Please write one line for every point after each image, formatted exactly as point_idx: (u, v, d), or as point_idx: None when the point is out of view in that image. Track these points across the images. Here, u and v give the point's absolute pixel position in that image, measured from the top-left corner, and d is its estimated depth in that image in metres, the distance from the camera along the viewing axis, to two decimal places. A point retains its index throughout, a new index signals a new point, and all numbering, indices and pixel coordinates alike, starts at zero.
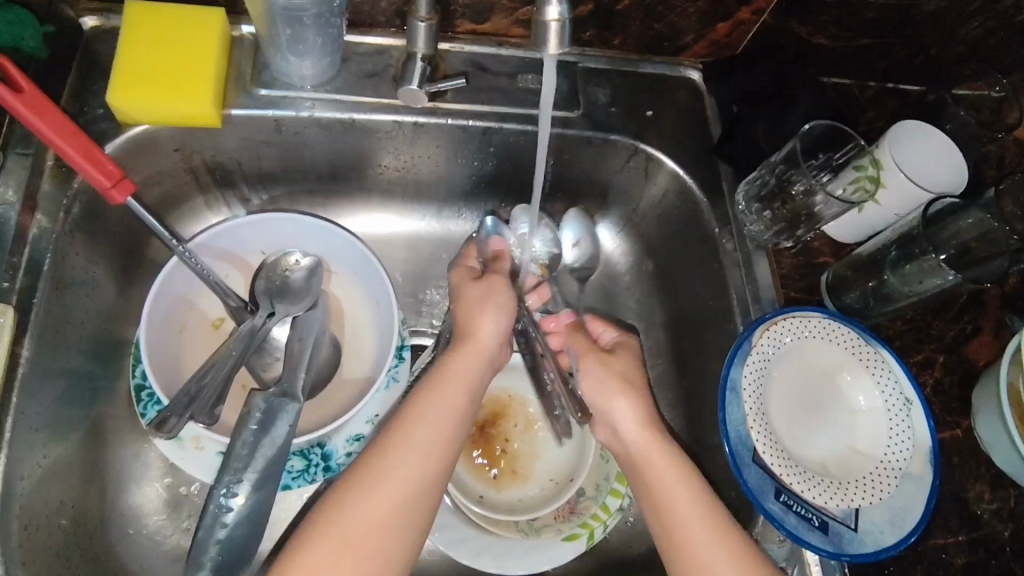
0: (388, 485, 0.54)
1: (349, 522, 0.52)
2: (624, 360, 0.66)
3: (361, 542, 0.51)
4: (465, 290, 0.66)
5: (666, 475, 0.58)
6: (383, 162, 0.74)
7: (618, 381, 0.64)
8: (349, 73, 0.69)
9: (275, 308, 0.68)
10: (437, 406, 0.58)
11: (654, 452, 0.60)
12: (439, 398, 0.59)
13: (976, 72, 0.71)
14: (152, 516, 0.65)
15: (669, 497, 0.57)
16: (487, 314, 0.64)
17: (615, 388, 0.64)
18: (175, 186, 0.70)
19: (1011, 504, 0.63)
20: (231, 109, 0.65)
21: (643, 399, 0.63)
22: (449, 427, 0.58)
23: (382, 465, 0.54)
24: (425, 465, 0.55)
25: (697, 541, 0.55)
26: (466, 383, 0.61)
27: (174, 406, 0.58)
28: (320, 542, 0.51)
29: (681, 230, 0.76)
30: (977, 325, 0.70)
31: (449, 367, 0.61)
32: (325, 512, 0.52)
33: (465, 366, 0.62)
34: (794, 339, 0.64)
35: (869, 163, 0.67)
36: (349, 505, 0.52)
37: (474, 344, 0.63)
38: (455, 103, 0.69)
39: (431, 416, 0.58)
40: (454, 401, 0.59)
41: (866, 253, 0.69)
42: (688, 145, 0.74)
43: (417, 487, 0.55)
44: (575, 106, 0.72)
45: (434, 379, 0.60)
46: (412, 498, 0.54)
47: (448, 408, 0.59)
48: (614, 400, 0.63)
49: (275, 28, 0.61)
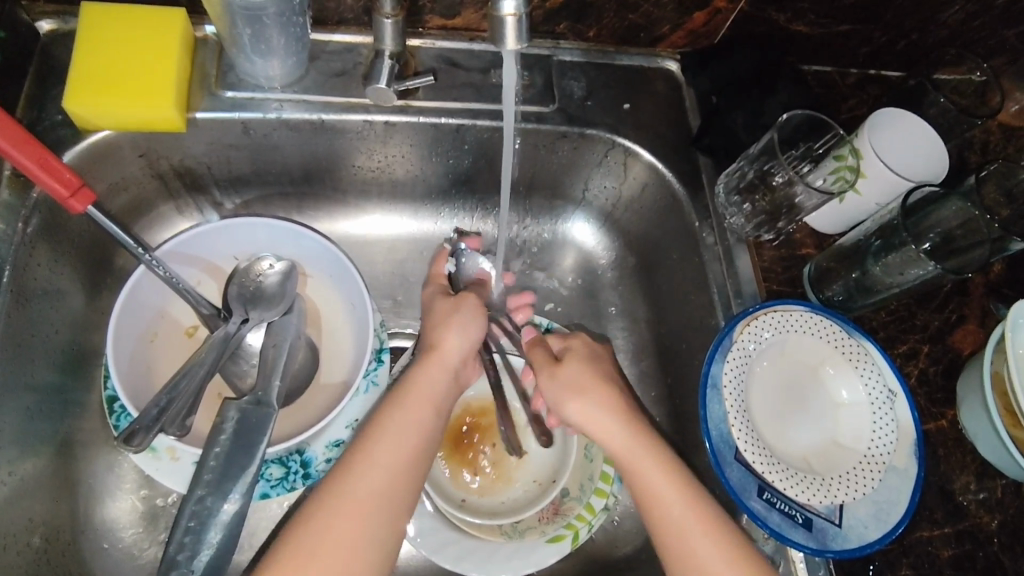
0: (361, 495, 0.52)
1: (326, 534, 0.50)
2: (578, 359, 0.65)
3: (336, 555, 0.50)
4: (434, 306, 0.66)
5: (654, 479, 0.57)
6: (357, 163, 0.73)
7: (572, 384, 0.63)
8: (317, 71, 0.67)
9: (249, 314, 0.66)
10: (408, 416, 0.58)
11: (636, 452, 0.59)
12: (408, 408, 0.58)
13: (956, 57, 0.70)
14: (127, 530, 0.64)
15: (660, 502, 0.56)
16: (455, 325, 0.64)
17: (567, 392, 0.62)
18: (142, 192, 0.68)
19: (998, 494, 0.62)
20: (196, 111, 0.63)
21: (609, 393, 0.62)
22: (419, 437, 0.57)
23: (355, 474, 0.53)
24: (397, 475, 0.54)
25: (676, 519, 0.54)
26: (435, 393, 0.60)
27: (142, 419, 0.56)
28: (295, 556, 0.49)
29: (661, 224, 0.74)
30: (961, 314, 0.69)
31: (418, 378, 0.60)
32: (299, 526, 0.51)
33: (433, 374, 0.61)
34: (774, 334, 0.63)
35: (848, 152, 0.65)
36: (325, 517, 0.51)
37: (440, 356, 0.62)
38: (425, 100, 0.68)
39: (401, 426, 0.57)
40: (424, 411, 0.59)
41: (849, 243, 0.67)
42: (667, 138, 0.73)
43: (388, 498, 0.53)
44: (550, 101, 0.71)
45: (402, 390, 0.59)
46: (386, 510, 0.53)
47: (418, 418, 0.58)
48: (568, 405, 0.62)
49: (236, 27, 0.59)
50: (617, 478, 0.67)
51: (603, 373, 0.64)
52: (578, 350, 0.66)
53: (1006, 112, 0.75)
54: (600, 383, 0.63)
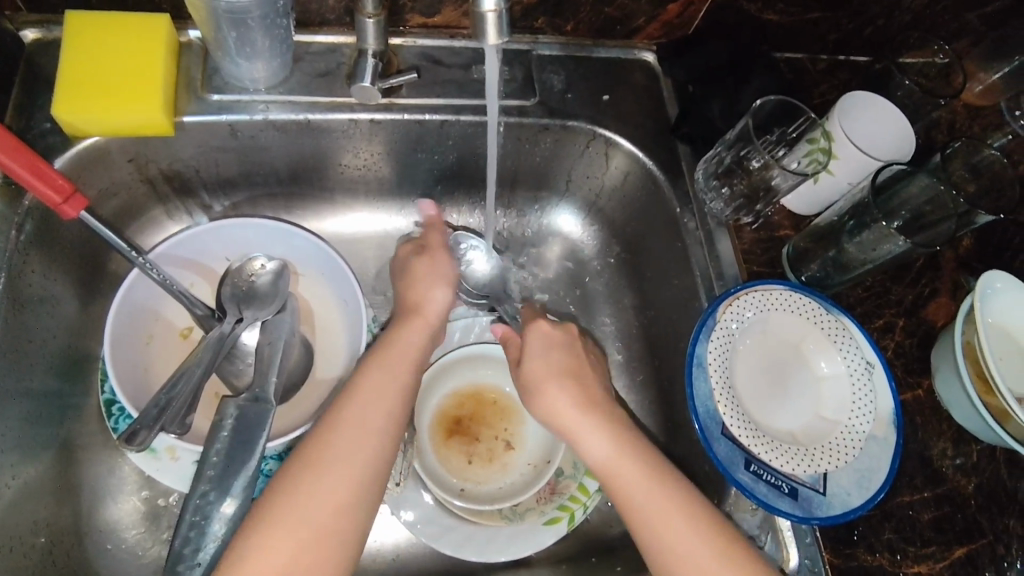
0: (352, 453, 0.53)
1: (311, 494, 0.51)
2: (542, 346, 0.65)
3: (325, 514, 0.50)
4: (410, 265, 0.70)
5: (630, 486, 0.55)
6: (344, 162, 0.74)
7: (539, 377, 0.63)
8: (301, 73, 0.68)
9: (244, 314, 0.67)
10: (392, 375, 0.59)
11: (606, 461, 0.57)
12: (392, 368, 0.60)
13: (920, 40, 0.74)
14: (130, 530, 0.64)
15: (643, 503, 0.54)
16: (438, 285, 0.69)
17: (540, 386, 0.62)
18: (131, 197, 0.69)
19: (973, 458, 0.65)
20: (182, 116, 0.64)
21: (581, 390, 0.62)
22: (402, 397, 0.59)
23: (346, 431, 0.54)
24: (382, 435, 0.55)
25: (663, 525, 0.53)
26: (413, 355, 0.62)
27: (143, 419, 0.56)
28: (291, 514, 0.50)
29: (644, 210, 0.76)
30: (934, 288, 0.72)
31: (398, 338, 0.63)
32: (285, 488, 0.51)
33: (413, 334, 0.64)
34: (756, 313, 0.66)
35: (821, 135, 0.68)
36: (312, 476, 0.52)
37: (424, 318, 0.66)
38: (409, 98, 0.69)
39: (382, 386, 0.58)
40: (407, 372, 0.60)
41: (823, 223, 0.70)
42: (646, 127, 0.75)
43: (375, 454, 0.54)
44: (531, 95, 0.73)
45: (382, 350, 0.61)
46: (371, 469, 0.54)
47: (401, 378, 0.60)
48: (545, 393, 0.62)
49: (221, 31, 0.60)
50: None
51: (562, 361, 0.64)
52: (545, 331, 0.65)
53: (970, 93, 0.78)
54: (574, 386, 0.62)
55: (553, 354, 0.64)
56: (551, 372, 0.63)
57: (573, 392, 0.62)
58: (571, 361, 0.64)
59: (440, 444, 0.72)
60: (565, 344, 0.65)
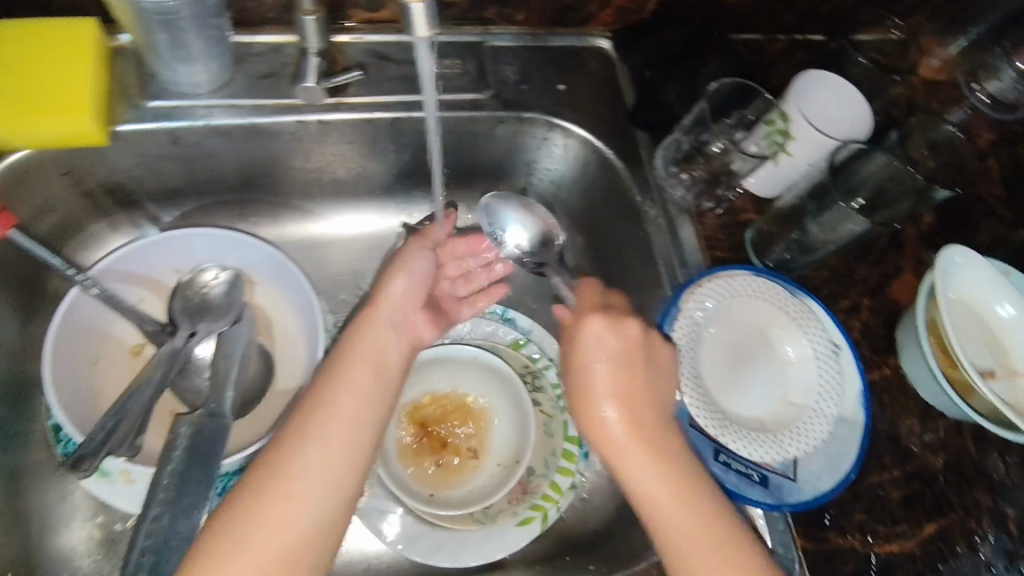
0: (295, 470, 0.50)
1: (261, 521, 0.48)
2: (596, 352, 0.55)
3: (261, 539, 0.47)
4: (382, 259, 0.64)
5: (666, 508, 0.51)
6: (296, 165, 0.72)
7: (586, 391, 0.55)
8: (243, 75, 0.66)
9: (197, 327, 0.66)
10: (346, 382, 0.55)
11: (647, 479, 0.52)
12: (346, 377, 0.55)
13: (875, 18, 0.80)
14: (86, 558, 0.62)
15: (687, 547, 0.50)
16: (401, 278, 0.61)
17: (588, 404, 0.55)
18: (71, 213, 0.66)
19: (941, 435, 0.65)
20: (118, 125, 0.61)
21: (635, 415, 0.54)
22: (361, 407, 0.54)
23: (291, 446, 0.51)
24: (333, 450, 0.51)
25: (688, 549, 0.50)
26: (373, 358, 0.57)
27: (89, 445, 0.54)
28: (228, 539, 0.47)
29: (606, 200, 0.75)
30: (898, 266, 0.72)
31: (356, 341, 0.57)
32: (231, 516, 0.48)
33: (375, 333, 0.58)
34: (718, 301, 0.65)
35: (777, 116, 0.66)
36: (261, 501, 0.48)
37: (376, 311, 0.59)
38: (357, 96, 0.67)
39: (336, 398, 0.54)
40: (367, 377, 0.56)
41: (786, 206, 0.69)
42: (604, 116, 0.73)
43: (325, 471, 0.51)
44: (484, 88, 0.71)
45: (340, 358, 0.56)
46: (322, 486, 0.50)
47: (361, 385, 0.55)
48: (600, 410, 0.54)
49: (151, 34, 0.57)
50: (581, 454, 0.69)
51: (632, 364, 0.55)
52: (602, 334, 0.56)
53: (928, 68, 0.80)
54: (630, 408, 0.54)
55: (606, 365, 0.55)
56: (596, 381, 0.55)
57: (626, 403, 0.54)
58: (632, 378, 0.54)
59: (409, 450, 0.71)
60: (628, 354, 0.55)
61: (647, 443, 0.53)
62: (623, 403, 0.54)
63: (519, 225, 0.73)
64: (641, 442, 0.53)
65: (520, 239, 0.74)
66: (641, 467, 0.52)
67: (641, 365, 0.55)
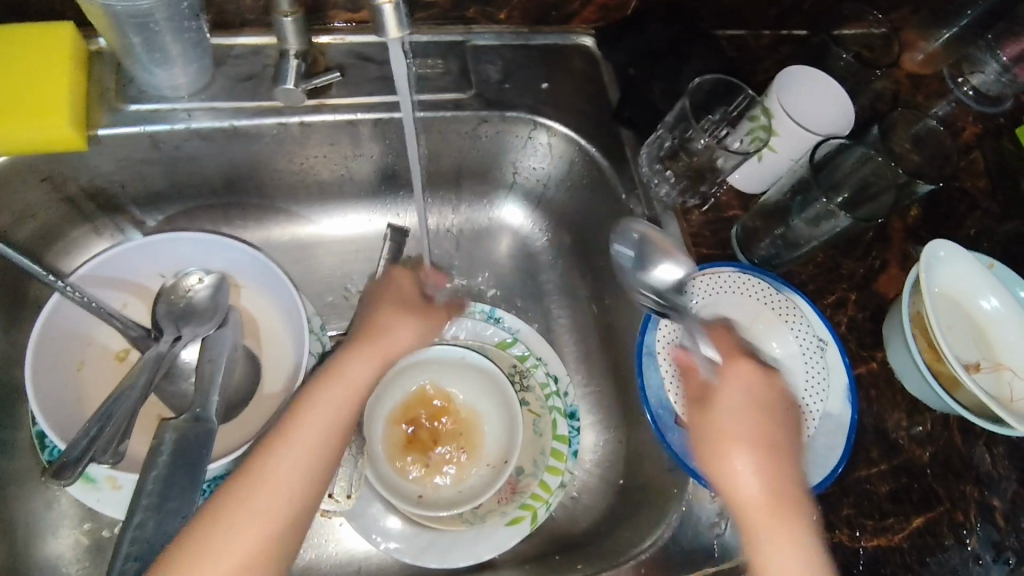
0: (262, 492, 0.48)
1: (204, 553, 0.45)
2: (737, 395, 0.53)
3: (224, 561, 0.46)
4: (386, 291, 0.63)
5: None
6: (279, 167, 0.71)
7: (722, 431, 0.52)
8: (224, 77, 0.65)
9: (182, 331, 0.65)
10: (325, 407, 0.53)
11: (775, 542, 0.48)
12: (326, 401, 0.54)
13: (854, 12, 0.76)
14: (73, 564, 0.62)
15: None
16: (402, 320, 0.61)
17: (723, 447, 0.52)
18: (52, 218, 0.66)
19: (928, 427, 0.65)
20: (97, 129, 0.61)
21: (774, 470, 0.51)
22: (333, 441, 0.53)
23: (264, 467, 0.49)
24: (301, 475, 0.50)
25: None
26: (357, 387, 0.55)
27: (72, 451, 0.53)
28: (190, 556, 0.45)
29: (591, 198, 0.75)
30: (884, 260, 0.72)
31: (346, 368, 0.56)
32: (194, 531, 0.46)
33: (365, 366, 0.56)
34: (702, 298, 0.64)
35: (760, 112, 0.65)
36: (207, 529, 0.46)
37: (381, 347, 0.58)
38: (339, 97, 0.67)
39: (313, 422, 0.52)
40: (344, 410, 0.54)
41: (772, 200, 0.68)
42: (588, 115, 0.73)
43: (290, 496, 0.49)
44: (467, 87, 0.70)
45: (322, 378, 0.55)
46: (284, 510, 0.49)
47: (338, 409, 0.54)
48: (733, 453, 0.51)
49: (126, 37, 0.57)
50: (570, 454, 0.69)
51: (768, 410, 0.53)
52: (747, 380, 0.53)
53: (912, 62, 0.81)
54: (774, 463, 0.51)
55: (755, 414, 0.52)
56: (743, 430, 0.52)
57: (767, 454, 0.51)
58: (777, 429, 0.52)
59: (398, 449, 0.71)
60: (772, 404, 0.53)
61: (786, 502, 0.50)
62: (762, 452, 0.51)
63: (672, 261, 0.64)
64: (779, 500, 0.50)
65: (672, 275, 0.64)
66: (775, 524, 0.49)
67: (783, 417, 0.53)
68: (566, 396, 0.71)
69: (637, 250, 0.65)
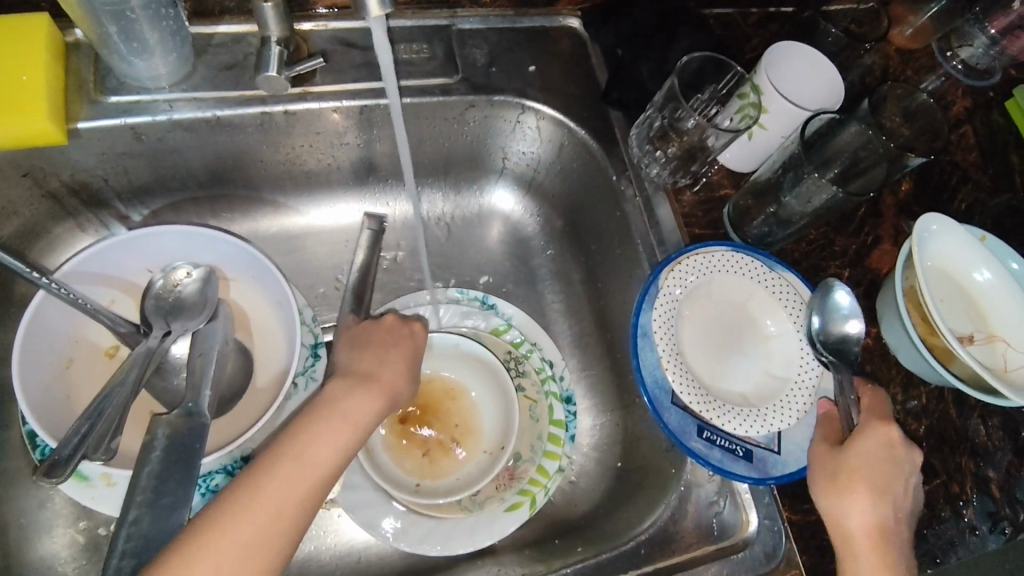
0: (245, 523, 0.45)
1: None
2: (875, 453, 0.52)
3: None
4: (373, 326, 0.62)
5: None
6: (264, 158, 0.70)
7: (854, 479, 0.52)
8: (205, 67, 0.64)
9: (171, 326, 0.64)
10: (321, 438, 0.51)
11: None
12: (323, 433, 0.52)
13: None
14: (70, 563, 0.62)
15: None
16: (392, 357, 0.60)
17: (847, 494, 0.51)
18: (35, 215, 0.64)
19: (923, 401, 0.65)
20: (76, 122, 0.60)
21: (891, 528, 0.51)
22: (318, 484, 0.50)
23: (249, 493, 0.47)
24: (285, 506, 0.47)
25: None
26: (353, 420, 0.54)
27: (62, 448, 0.53)
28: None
29: (582, 182, 0.74)
30: (877, 236, 0.71)
31: (340, 400, 0.54)
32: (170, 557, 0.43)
33: (358, 401, 0.55)
34: (696, 278, 0.64)
35: (749, 89, 0.65)
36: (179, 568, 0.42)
37: (376, 381, 0.57)
38: (323, 84, 0.66)
39: (309, 454, 0.50)
40: (340, 442, 0.52)
41: (763, 177, 0.68)
42: (577, 97, 0.72)
43: (269, 531, 0.46)
44: (453, 72, 0.69)
45: (313, 410, 0.53)
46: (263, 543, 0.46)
47: (334, 442, 0.52)
48: (852, 502, 0.51)
49: (102, 26, 0.55)
50: (567, 439, 0.69)
51: (900, 473, 0.52)
52: (885, 437, 0.53)
53: (901, 35, 0.80)
54: (890, 516, 0.51)
55: (887, 469, 0.52)
56: (870, 480, 0.51)
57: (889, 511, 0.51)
58: (899, 486, 0.52)
59: (394, 437, 0.70)
60: (905, 466, 0.53)
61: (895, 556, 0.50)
62: (884, 509, 0.51)
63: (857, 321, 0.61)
64: (889, 555, 0.50)
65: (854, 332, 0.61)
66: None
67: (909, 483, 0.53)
68: (561, 381, 0.71)
69: (822, 313, 0.62)
